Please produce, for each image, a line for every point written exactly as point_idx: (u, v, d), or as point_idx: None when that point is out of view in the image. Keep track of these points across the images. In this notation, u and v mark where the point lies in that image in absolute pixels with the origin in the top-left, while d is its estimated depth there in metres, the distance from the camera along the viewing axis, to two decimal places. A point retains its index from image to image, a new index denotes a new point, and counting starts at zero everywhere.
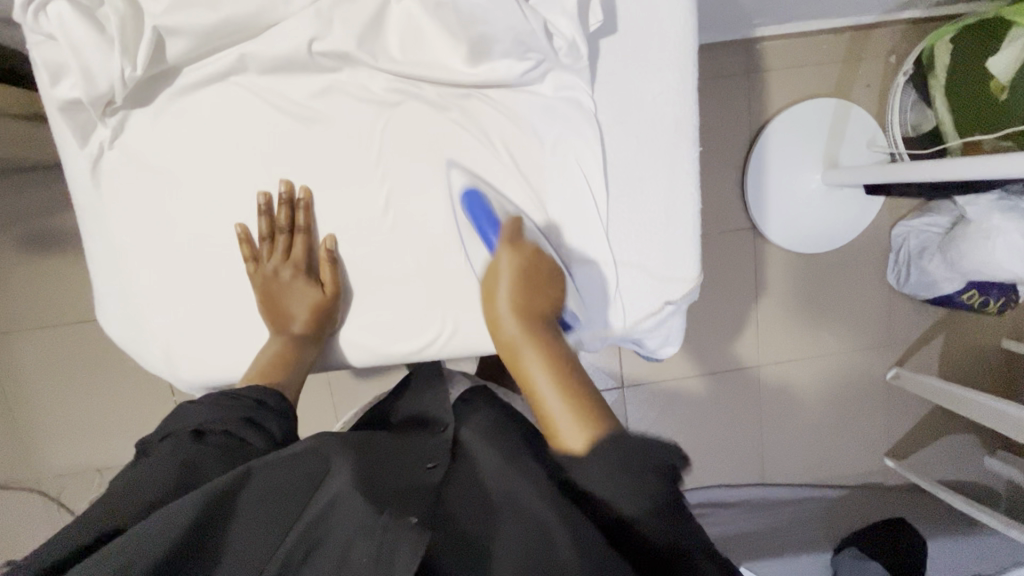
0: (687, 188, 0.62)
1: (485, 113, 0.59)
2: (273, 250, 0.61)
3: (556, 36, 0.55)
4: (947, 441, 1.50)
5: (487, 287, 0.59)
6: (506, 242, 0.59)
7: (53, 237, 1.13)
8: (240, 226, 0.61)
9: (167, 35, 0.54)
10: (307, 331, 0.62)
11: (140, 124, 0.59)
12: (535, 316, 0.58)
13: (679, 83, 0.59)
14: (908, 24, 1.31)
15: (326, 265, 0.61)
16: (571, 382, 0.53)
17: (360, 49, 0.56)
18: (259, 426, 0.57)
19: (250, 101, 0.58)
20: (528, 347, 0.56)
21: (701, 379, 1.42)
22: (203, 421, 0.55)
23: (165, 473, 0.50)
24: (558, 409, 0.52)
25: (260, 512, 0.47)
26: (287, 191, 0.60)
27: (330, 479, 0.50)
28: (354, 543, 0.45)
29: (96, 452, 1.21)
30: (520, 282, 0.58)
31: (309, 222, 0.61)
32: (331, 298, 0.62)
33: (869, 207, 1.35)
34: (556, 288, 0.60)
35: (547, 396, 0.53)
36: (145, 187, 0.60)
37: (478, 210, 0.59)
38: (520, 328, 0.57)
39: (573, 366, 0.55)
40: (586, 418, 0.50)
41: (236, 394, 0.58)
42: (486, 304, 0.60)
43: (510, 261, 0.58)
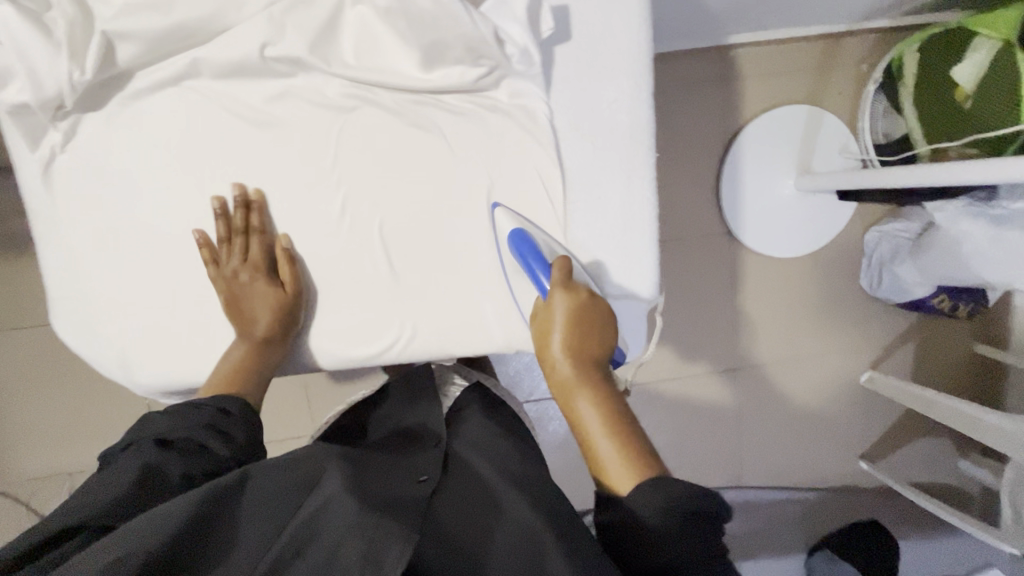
0: (642, 192, 0.61)
1: (441, 119, 0.60)
2: (231, 252, 0.61)
3: (508, 42, 0.55)
4: (925, 443, 1.51)
5: (540, 323, 0.56)
6: (560, 284, 0.55)
7: (17, 241, 1.12)
8: (196, 231, 0.60)
9: (117, 40, 0.54)
10: (270, 334, 0.61)
11: (92, 127, 0.59)
12: (589, 360, 0.55)
13: (633, 89, 0.60)
14: (879, 32, 1.33)
15: (285, 264, 0.61)
16: (626, 428, 0.52)
17: (312, 54, 0.56)
18: (223, 432, 0.56)
19: (204, 105, 0.59)
20: (584, 392, 0.53)
21: (678, 382, 1.43)
22: (164, 428, 0.54)
23: (126, 477, 0.49)
24: (611, 455, 0.50)
25: (251, 511, 0.48)
26: (240, 194, 0.59)
27: (323, 482, 0.51)
28: (344, 539, 0.46)
29: (67, 456, 1.19)
30: (575, 325, 0.55)
31: (263, 223, 0.61)
32: (292, 296, 0.61)
33: (841, 214, 1.37)
34: (612, 329, 0.57)
35: (602, 445, 0.51)
36: (98, 191, 0.60)
37: (529, 249, 0.57)
38: (573, 370, 0.54)
39: (629, 412, 0.53)
40: (640, 467, 0.49)
41: (198, 404, 0.57)
42: (538, 340, 0.57)
43: (566, 305, 0.55)
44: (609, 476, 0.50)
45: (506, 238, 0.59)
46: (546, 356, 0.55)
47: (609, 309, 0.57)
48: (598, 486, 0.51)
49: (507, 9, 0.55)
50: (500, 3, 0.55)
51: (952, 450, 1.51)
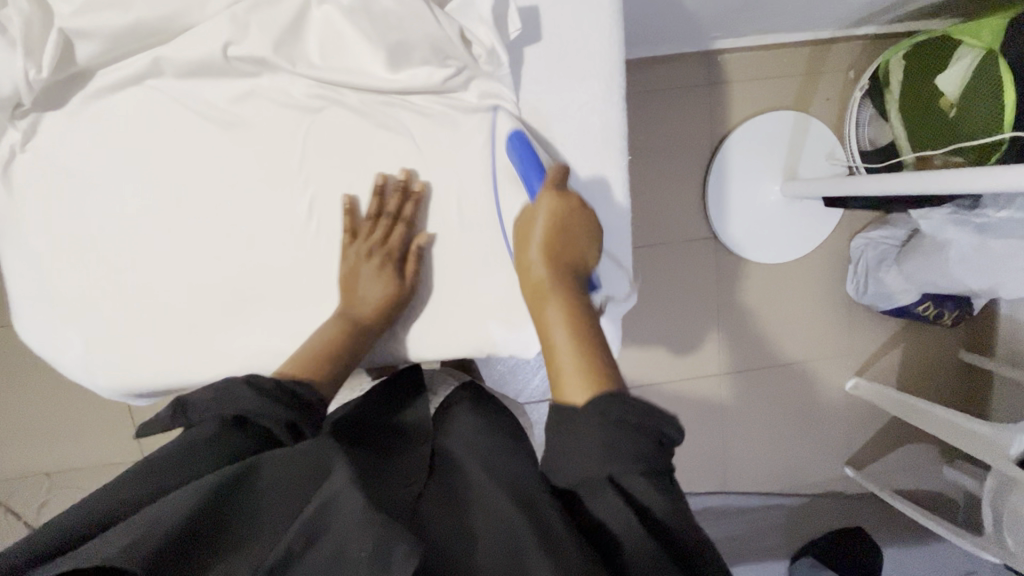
0: (612, 197, 0.61)
1: (410, 121, 0.59)
2: (372, 231, 0.59)
3: (475, 44, 0.55)
4: (903, 451, 1.54)
5: (523, 221, 0.56)
6: (550, 185, 0.55)
7: None
8: (348, 197, 0.59)
9: (75, 38, 0.53)
10: (373, 321, 0.59)
11: (51, 126, 0.58)
12: (567, 266, 0.54)
13: (605, 93, 0.59)
14: (865, 40, 1.33)
15: (414, 260, 0.60)
16: (588, 336, 0.50)
17: (276, 54, 0.55)
18: (299, 430, 0.52)
19: (168, 105, 0.58)
20: (554, 296, 0.52)
21: (663, 387, 1.42)
22: (251, 411, 0.50)
23: (209, 464, 0.49)
24: (568, 357, 0.49)
25: (269, 503, 0.46)
26: (405, 179, 0.59)
27: (334, 471, 0.47)
28: (349, 537, 0.40)
29: (49, 458, 1.25)
30: (558, 228, 0.54)
31: (415, 216, 0.60)
32: (406, 291, 0.60)
33: (827, 220, 1.37)
34: (595, 247, 0.56)
35: (561, 346, 0.50)
36: (57, 190, 0.59)
37: (523, 155, 0.57)
38: (548, 271, 0.53)
39: (596, 327, 0.52)
40: (595, 378, 0.47)
41: (295, 385, 0.54)
42: (518, 242, 0.56)
43: (552, 205, 0.54)
44: (562, 376, 0.48)
45: (504, 140, 0.58)
46: (523, 255, 0.55)
47: (597, 225, 0.57)
48: (550, 389, 0.48)
49: (473, 11, 0.55)
50: (466, 5, 0.55)
51: (937, 456, 1.51)
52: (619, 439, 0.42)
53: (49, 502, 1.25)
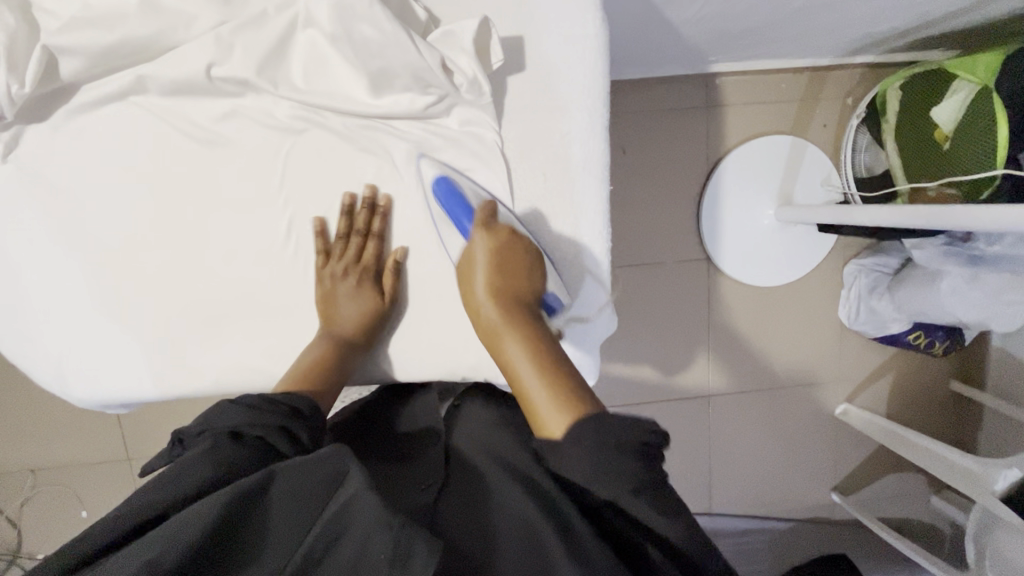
0: (592, 223, 0.60)
1: (392, 145, 0.59)
2: (345, 250, 0.60)
3: (456, 73, 0.55)
4: (892, 479, 1.52)
5: (464, 267, 0.56)
6: (480, 224, 0.55)
7: None
8: (320, 219, 0.60)
9: (59, 54, 0.54)
10: (356, 339, 0.60)
11: (35, 139, 0.58)
12: (515, 300, 0.54)
13: (588, 123, 0.59)
14: (863, 67, 1.33)
15: (392, 276, 0.61)
16: (553, 362, 0.49)
17: (259, 76, 0.55)
18: (291, 436, 0.52)
19: (151, 121, 0.58)
20: (509, 330, 0.52)
21: (650, 405, 1.42)
22: (238, 422, 0.50)
23: (204, 477, 0.46)
24: (536, 386, 0.48)
25: (285, 511, 0.44)
26: (371, 195, 0.60)
27: (350, 475, 0.45)
28: (370, 541, 0.40)
29: (30, 456, 1.26)
30: (497, 266, 0.55)
31: (384, 229, 0.61)
32: (387, 307, 0.61)
33: (820, 244, 1.37)
34: (539, 274, 0.56)
35: (528, 379, 0.49)
36: (36, 201, 0.59)
37: (450, 199, 0.57)
38: (496, 310, 0.53)
39: (557, 351, 0.51)
40: (569, 403, 0.46)
41: (273, 399, 0.54)
42: (464, 287, 0.57)
43: (486, 244, 0.55)
44: (536, 410, 0.47)
45: (429, 190, 0.58)
46: (472, 299, 0.55)
47: (537, 250, 0.57)
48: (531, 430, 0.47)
49: (456, 40, 0.54)
50: (448, 34, 0.55)
51: (923, 484, 1.51)
52: (596, 436, 0.41)
53: (32, 497, 1.27)
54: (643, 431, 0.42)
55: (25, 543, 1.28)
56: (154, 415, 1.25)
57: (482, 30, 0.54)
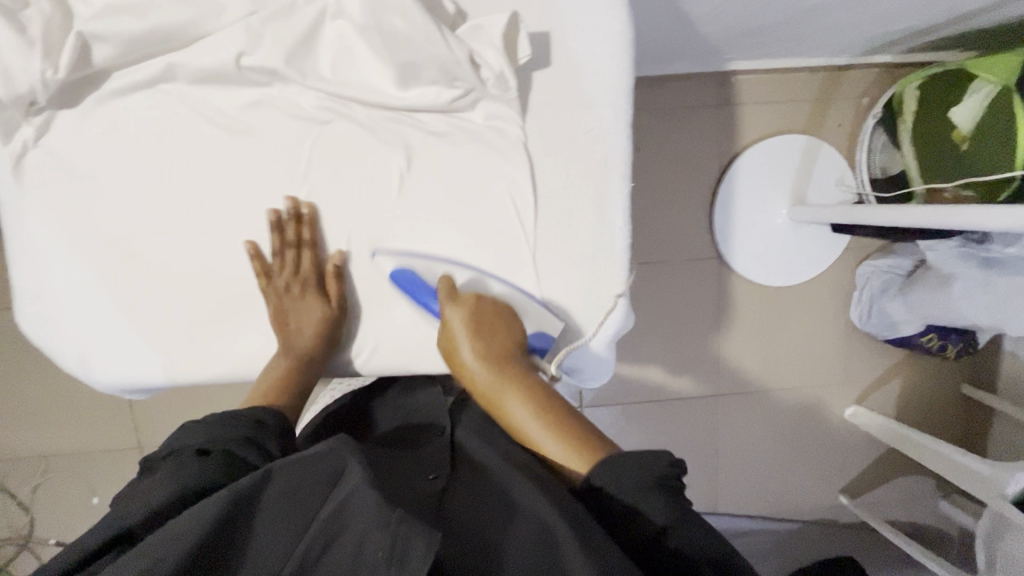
0: (614, 216, 0.60)
1: (414, 137, 0.59)
2: (283, 265, 0.61)
3: (484, 67, 0.55)
4: (899, 482, 1.52)
5: (447, 343, 0.58)
6: (449, 299, 0.58)
7: None
8: (250, 243, 0.60)
9: (92, 41, 0.54)
10: (314, 345, 0.62)
11: (66, 125, 0.59)
12: (504, 361, 0.57)
13: (612, 119, 0.59)
14: (880, 68, 1.33)
15: (334, 280, 0.61)
16: (557, 415, 0.54)
17: (287, 65, 0.55)
18: (258, 446, 0.55)
19: (179, 110, 0.59)
20: (509, 394, 0.55)
21: (658, 404, 1.42)
22: (206, 439, 0.53)
23: (177, 491, 0.49)
24: (554, 446, 0.52)
25: (283, 506, 0.48)
26: (293, 207, 0.59)
27: (348, 473, 0.50)
28: (369, 536, 0.45)
29: (42, 441, 1.27)
30: (476, 336, 0.57)
31: (315, 237, 0.60)
32: (336, 311, 0.62)
33: (833, 245, 1.36)
34: (513, 321, 0.59)
35: (542, 440, 0.53)
36: (64, 186, 0.60)
37: (413, 277, 0.59)
38: (490, 379, 0.56)
39: (556, 400, 0.56)
40: (587, 453, 0.51)
41: (237, 414, 0.57)
42: (451, 359, 0.59)
43: (462, 317, 0.57)
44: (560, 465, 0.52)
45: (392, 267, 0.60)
46: (463, 373, 0.57)
47: (503, 301, 0.60)
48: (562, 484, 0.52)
49: (484, 34, 0.55)
50: (476, 28, 0.55)
51: (931, 488, 1.50)
52: (618, 481, 0.47)
53: (44, 481, 1.28)
54: (659, 470, 0.47)
55: (36, 526, 1.29)
56: (167, 402, 1.26)
57: (510, 23, 0.54)
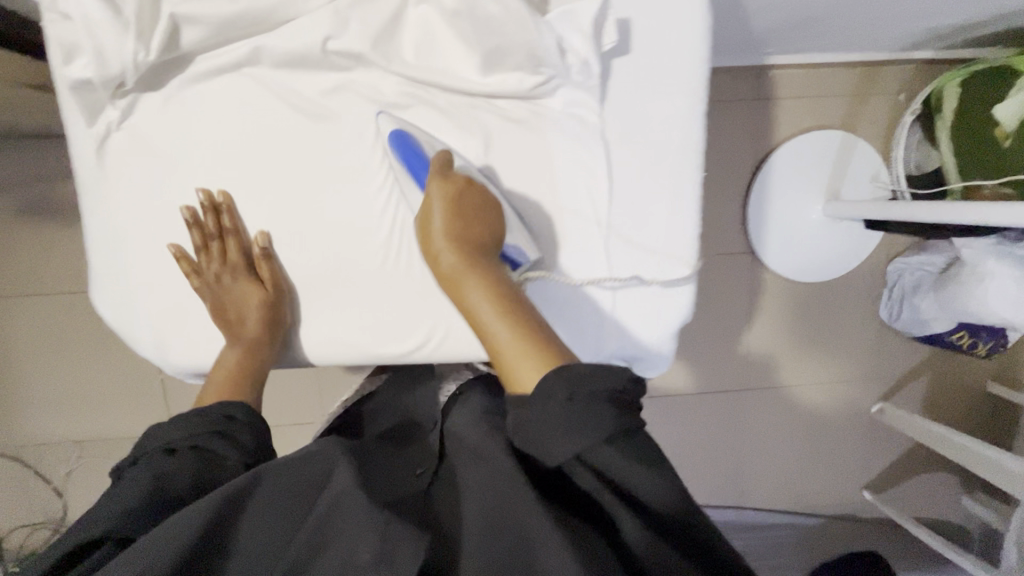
0: (686, 206, 0.61)
1: (493, 124, 0.59)
2: (211, 259, 0.63)
3: (570, 53, 0.55)
4: (927, 478, 1.51)
5: (422, 217, 0.57)
6: (435, 173, 0.56)
7: (62, 210, 1.19)
8: (172, 246, 0.62)
9: (183, 23, 0.55)
10: (262, 332, 0.63)
11: (150, 108, 0.59)
12: (477, 247, 0.55)
13: (688, 108, 0.59)
14: (919, 63, 1.32)
15: (264, 262, 0.62)
16: (517, 311, 0.52)
17: (373, 50, 0.56)
18: (230, 437, 0.58)
19: (259, 93, 0.59)
20: (472, 278, 0.54)
21: (687, 397, 1.43)
22: (172, 438, 0.56)
23: (144, 489, 0.51)
24: (504, 337, 0.51)
25: (270, 507, 0.50)
26: (207, 198, 0.60)
27: (336, 477, 0.53)
28: (358, 539, 0.46)
29: (79, 427, 1.28)
30: (454, 213, 0.55)
31: (236, 224, 0.61)
32: (275, 292, 0.63)
33: (866, 242, 1.36)
34: (496, 215, 0.57)
35: (494, 330, 0.52)
36: (145, 170, 0.60)
37: (407, 151, 0.58)
38: (457, 258, 0.54)
39: (518, 298, 0.54)
40: (540, 355, 0.49)
41: (202, 411, 0.60)
42: (422, 232, 0.57)
43: (442, 192, 0.55)
44: (504, 358, 0.50)
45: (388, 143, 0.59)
46: (433, 246, 0.56)
47: (493, 193, 0.58)
48: (500, 379, 0.50)
49: (576, 19, 0.54)
50: (566, 14, 0.54)
51: (955, 486, 1.50)
52: (568, 391, 0.45)
53: (79, 468, 1.29)
54: (613, 383, 0.45)
55: (70, 510, 1.30)
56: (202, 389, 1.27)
57: (600, 13, 0.54)
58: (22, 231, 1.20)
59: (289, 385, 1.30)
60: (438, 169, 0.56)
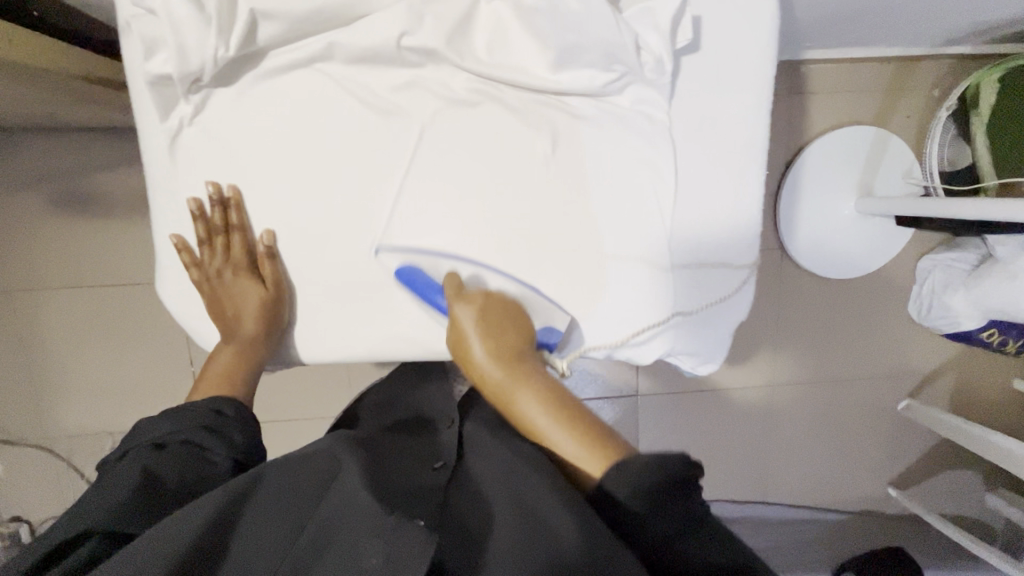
0: (749, 205, 0.62)
1: (561, 121, 0.59)
2: (213, 253, 0.65)
3: (645, 51, 0.56)
4: (950, 475, 1.52)
5: (457, 342, 0.57)
6: (455, 296, 0.58)
7: (101, 203, 1.20)
8: (177, 236, 0.65)
9: (261, 19, 0.54)
10: (257, 332, 0.65)
11: (222, 103, 0.60)
12: (515, 355, 0.56)
13: (754, 106, 0.59)
14: (955, 59, 1.31)
15: (265, 259, 0.64)
16: (569, 410, 0.52)
17: (448, 47, 0.56)
18: (218, 432, 0.62)
19: (330, 89, 0.59)
20: (517, 388, 0.54)
21: (714, 392, 1.44)
22: (162, 434, 0.59)
23: (132, 481, 0.54)
24: (565, 442, 0.50)
25: (274, 503, 0.51)
26: (216, 192, 0.62)
27: (342, 476, 0.54)
28: (362, 539, 0.47)
29: (111, 418, 1.29)
30: (485, 330, 0.56)
31: (242, 219, 0.63)
32: (273, 294, 0.64)
33: (899, 239, 1.35)
34: (523, 319, 0.59)
35: (555, 438, 0.50)
36: (217, 165, 0.61)
37: (420, 282, 0.61)
38: (499, 370, 0.54)
39: (568, 395, 0.54)
40: (600, 451, 0.48)
41: (192, 406, 0.64)
42: (462, 358, 0.58)
43: (469, 312, 0.57)
44: (573, 467, 0.49)
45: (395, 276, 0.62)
46: (474, 370, 0.56)
47: (516, 299, 0.60)
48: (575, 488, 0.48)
49: (655, 15, 0.55)
50: (645, 11, 0.56)
51: (980, 483, 1.50)
52: (628, 490, 0.43)
53: None
54: (668, 473, 0.43)
55: None
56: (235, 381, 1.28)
57: (679, 11, 0.55)
58: (60, 224, 1.21)
59: (318, 377, 1.30)
60: (455, 289, 0.59)
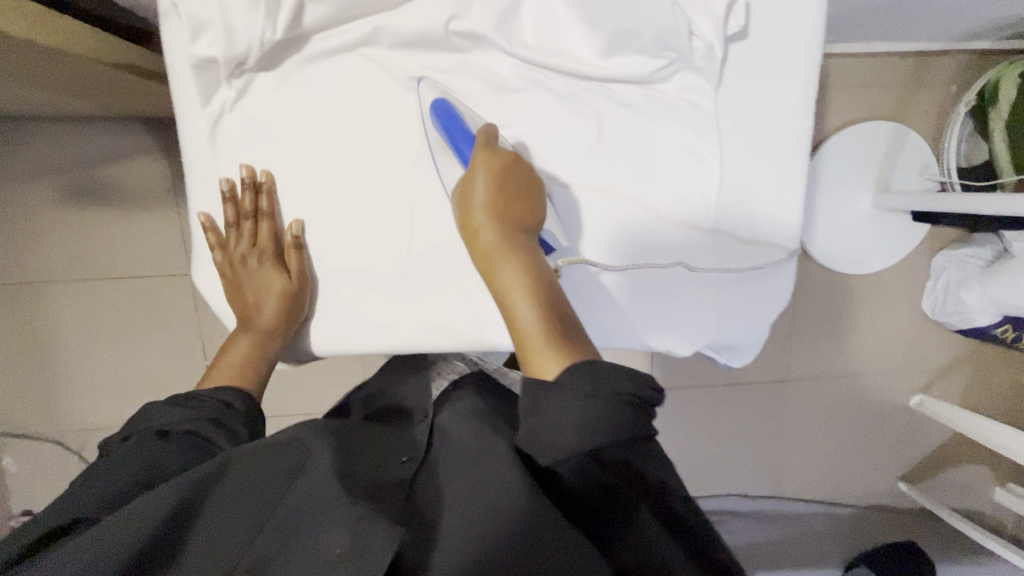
0: (794, 197, 0.61)
1: (607, 107, 0.59)
2: (240, 237, 0.65)
3: (696, 37, 0.56)
4: (963, 471, 1.51)
5: (462, 186, 0.55)
6: (481, 145, 0.55)
7: (116, 193, 1.19)
8: (205, 214, 0.65)
9: (308, 0, 0.54)
10: (276, 325, 0.65)
11: (264, 87, 0.59)
12: (517, 227, 0.55)
13: (803, 95, 0.59)
14: (972, 54, 1.31)
15: (293, 251, 0.63)
16: (547, 300, 0.52)
17: (496, 31, 0.56)
18: (225, 426, 0.62)
19: (375, 74, 0.59)
20: (506, 260, 0.53)
21: (727, 388, 1.44)
22: (167, 421, 0.58)
23: (129, 469, 0.53)
24: (532, 325, 0.51)
25: (239, 493, 0.49)
26: (250, 175, 0.61)
27: (312, 467, 0.53)
28: None
29: (122, 412, 1.27)
30: (496, 189, 0.55)
31: (273, 206, 0.63)
32: (296, 286, 0.64)
33: (914, 235, 1.35)
34: (536, 197, 0.57)
35: (525, 316, 0.51)
36: (258, 151, 0.61)
37: (449, 123, 0.56)
38: (495, 236, 0.54)
39: (552, 284, 0.54)
40: (565, 348, 0.49)
41: (201, 396, 0.63)
42: (462, 202, 0.56)
43: (484, 163, 0.55)
44: (528, 347, 0.50)
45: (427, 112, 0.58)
46: (472, 219, 0.55)
47: (535, 175, 0.57)
48: (522, 367, 0.50)
49: (704, 2, 0.55)
50: None
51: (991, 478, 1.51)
52: (589, 389, 0.45)
53: None
54: (631, 387, 0.45)
55: None
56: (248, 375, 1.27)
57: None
58: (73, 215, 1.19)
59: (332, 373, 1.29)
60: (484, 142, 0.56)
